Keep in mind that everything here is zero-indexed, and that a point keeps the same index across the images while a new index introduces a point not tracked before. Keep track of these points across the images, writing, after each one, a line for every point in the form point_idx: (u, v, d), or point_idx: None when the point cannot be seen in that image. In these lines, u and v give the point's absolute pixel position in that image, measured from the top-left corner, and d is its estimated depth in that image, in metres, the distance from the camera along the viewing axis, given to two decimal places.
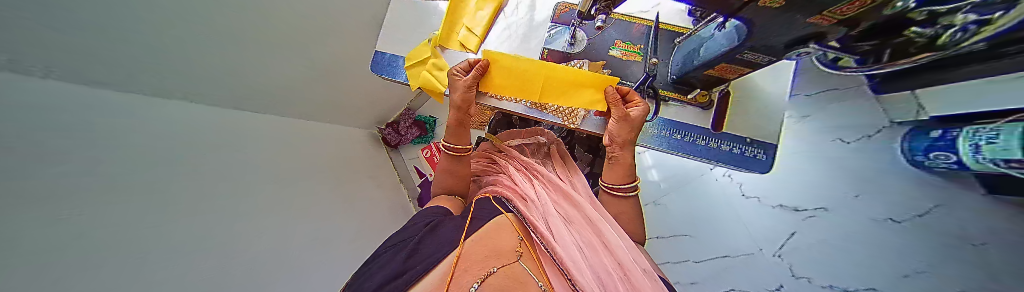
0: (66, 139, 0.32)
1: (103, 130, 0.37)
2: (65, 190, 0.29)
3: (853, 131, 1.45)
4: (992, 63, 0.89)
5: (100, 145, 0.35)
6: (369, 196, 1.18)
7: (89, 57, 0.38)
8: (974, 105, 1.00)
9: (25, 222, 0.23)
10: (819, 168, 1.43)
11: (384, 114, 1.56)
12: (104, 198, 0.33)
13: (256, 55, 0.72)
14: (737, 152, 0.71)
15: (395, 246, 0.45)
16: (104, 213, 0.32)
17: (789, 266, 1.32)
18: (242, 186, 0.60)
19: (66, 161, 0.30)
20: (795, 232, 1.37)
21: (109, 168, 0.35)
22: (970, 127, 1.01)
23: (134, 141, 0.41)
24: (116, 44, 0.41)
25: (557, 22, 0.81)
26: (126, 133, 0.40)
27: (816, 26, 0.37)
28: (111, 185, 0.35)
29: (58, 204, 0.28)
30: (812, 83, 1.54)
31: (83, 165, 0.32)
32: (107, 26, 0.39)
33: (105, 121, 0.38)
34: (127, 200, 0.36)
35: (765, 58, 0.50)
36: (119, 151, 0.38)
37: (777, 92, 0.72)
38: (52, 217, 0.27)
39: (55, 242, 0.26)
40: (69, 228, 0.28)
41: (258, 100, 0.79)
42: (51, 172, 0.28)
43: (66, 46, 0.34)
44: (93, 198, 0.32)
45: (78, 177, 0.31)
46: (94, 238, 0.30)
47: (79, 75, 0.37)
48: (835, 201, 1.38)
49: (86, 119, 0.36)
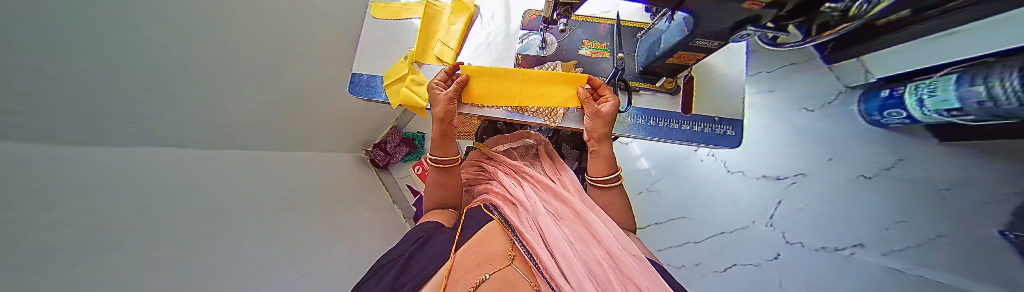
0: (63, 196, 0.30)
1: (105, 167, 0.37)
2: (62, 242, 0.28)
3: (814, 100, 1.55)
4: (933, 22, 0.99)
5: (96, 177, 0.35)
6: (363, 222, 1.14)
7: (107, 93, 0.37)
8: (921, 61, 1.08)
9: (28, 260, 0.23)
10: (793, 136, 1.53)
11: (370, 135, 1.54)
12: (100, 236, 0.32)
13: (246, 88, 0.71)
14: (708, 131, 0.75)
15: (386, 266, 0.44)
16: (99, 255, 0.32)
17: (782, 234, 1.39)
18: (237, 218, 0.59)
19: (70, 197, 0.31)
20: (781, 201, 1.44)
21: (109, 207, 0.35)
22: (912, 83, 1.11)
23: (129, 193, 0.39)
24: (124, 96, 0.40)
25: (527, 29, 0.85)
26: (124, 181, 0.39)
27: (751, 9, 0.41)
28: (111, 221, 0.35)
29: (61, 239, 0.28)
30: (772, 59, 1.66)
31: (83, 203, 0.32)
32: (119, 69, 0.39)
33: (109, 162, 0.38)
34: (124, 237, 0.36)
35: (714, 43, 0.54)
36: (115, 197, 0.37)
37: (734, 72, 0.78)
38: (51, 254, 0.26)
39: (55, 281, 0.25)
40: (69, 264, 0.28)
41: (260, 128, 0.80)
42: (56, 206, 0.28)
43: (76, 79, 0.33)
44: (85, 262, 0.30)
45: (81, 210, 0.31)
46: (93, 276, 0.30)
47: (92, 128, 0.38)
48: (811, 165, 1.46)
49: (102, 160, 0.37)
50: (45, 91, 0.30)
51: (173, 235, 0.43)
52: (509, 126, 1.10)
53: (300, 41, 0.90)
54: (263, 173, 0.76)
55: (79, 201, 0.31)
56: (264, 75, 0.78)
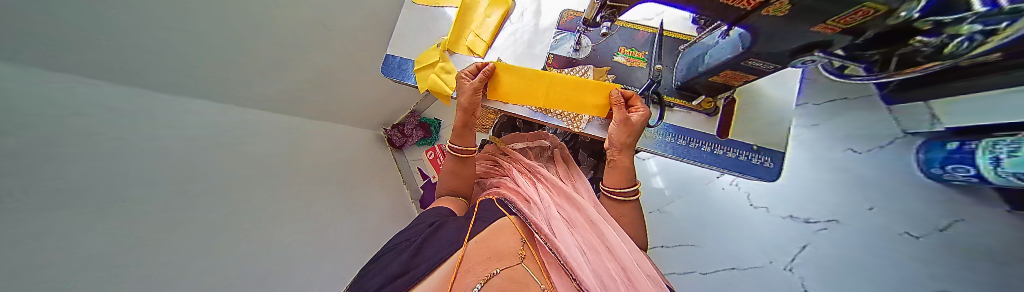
0: (71, 149, 0.30)
1: (123, 118, 0.38)
2: (62, 200, 0.28)
3: (864, 141, 1.41)
4: (989, 76, 0.91)
5: (112, 125, 0.36)
6: (371, 199, 1.17)
7: (114, 47, 0.37)
8: (989, 117, 0.98)
9: (26, 220, 0.24)
10: (831, 178, 1.39)
11: (391, 116, 1.59)
12: (105, 186, 0.34)
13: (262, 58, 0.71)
14: (743, 159, 0.70)
15: (398, 246, 0.45)
16: (102, 204, 0.33)
17: (800, 280, 1.30)
18: (240, 182, 0.61)
19: (81, 143, 0.32)
20: (805, 246, 1.33)
21: (117, 161, 0.36)
22: (987, 139, 0.99)
23: (136, 150, 0.39)
24: (129, 48, 0.40)
25: (562, 29, 0.84)
26: (136, 138, 0.40)
27: (823, 35, 0.38)
28: (120, 172, 0.36)
29: (62, 184, 0.28)
30: (821, 92, 1.52)
31: (92, 151, 0.33)
32: (135, 24, 0.39)
33: (127, 115, 0.39)
34: (125, 189, 0.36)
35: (769, 66, 0.50)
36: (125, 153, 0.38)
37: (782, 98, 0.72)
38: (48, 199, 0.27)
39: (46, 227, 0.26)
40: (67, 210, 0.29)
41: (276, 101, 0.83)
42: (63, 154, 0.29)
43: (86, 28, 0.33)
44: (92, 218, 0.31)
45: (88, 157, 0.32)
46: (87, 226, 0.31)
47: (105, 72, 0.37)
48: (848, 213, 1.33)
49: (122, 110, 0.39)
50: (59, 39, 0.30)
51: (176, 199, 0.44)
52: (528, 126, 1.10)
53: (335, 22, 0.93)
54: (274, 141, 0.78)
55: (90, 157, 0.32)
56: (289, 45, 0.79)
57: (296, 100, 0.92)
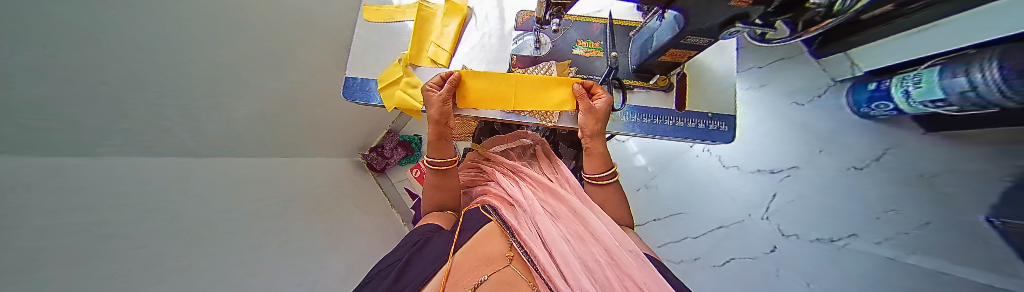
0: (54, 194, 0.29)
1: (91, 161, 0.36)
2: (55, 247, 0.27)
3: (805, 93, 1.58)
4: (905, 18, 1.06)
5: (92, 178, 0.34)
6: (357, 227, 1.11)
7: (113, 91, 0.38)
8: (905, 54, 1.12)
9: (19, 251, 0.23)
10: (785, 129, 1.56)
11: (366, 139, 1.52)
12: (92, 234, 0.32)
13: (241, 87, 0.69)
14: (702, 126, 0.76)
15: (380, 273, 0.43)
16: (89, 256, 0.30)
17: (778, 227, 1.39)
18: (229, 223, 0.58)
19: (62, 191, 0.30)
20: (776, 194, 1.47)
21: (96, 211, 0.34)
22: (898, 75, 1.14)
23: (121, 196, 0.38)
24: (126, 87, 0.40)
25: (521, 29, 0.86)
26: (113, 184, 0.37)
27: (739, 7, 0.42)
28: (97, 221, 0.33)
29: (47, 236, 0.26)
30: (762, 55, 1.69)
31: (74, 200, 0.31)
32: (120, 59, 0.38)
33: (104, 166, 0.37)
34: (116, 220, 0.35)
35: (704, 40, 0.55)
36: (111, 203, 0.36)
37: (724, 66, 0.79)
38: (40, 250, 0.25)
39: (44, 272, 0.25)
40: (63, 259, 0.27)
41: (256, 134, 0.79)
42: (42, 194, 0.27)
43: (93, 71, 0.34)
44: (92, 265, 0.30)
45: (67, 208, 0.30)
46: (89, 271, 0.29)
47: (108, 120, 0.38)
48: (805, 159, 1.48)
49: (104, 164, 0.37)
50: (56, 39, 0.29)
51: (171, 241, 0.43)
52: (506, 127, 1.10)
53: (296, 46, 0.90)
54: (256, 177, 0.75)
55: (72, 206, 0.31)
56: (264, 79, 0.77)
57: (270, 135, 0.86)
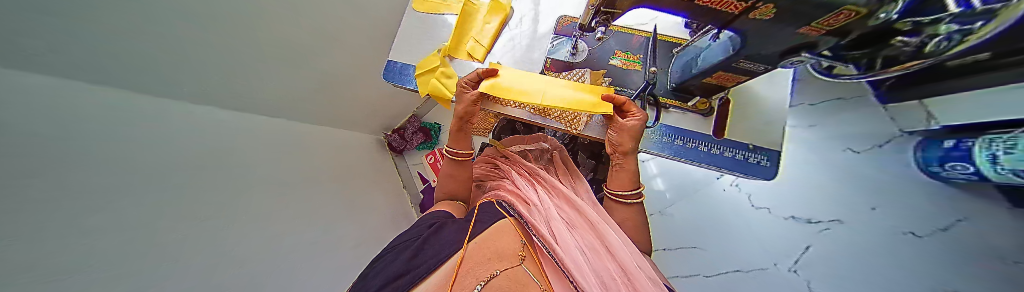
0: (58, 148, 0.31)
1: (95, 118, 0.38)
2: (62, 213, 0.28)
3: (862, 141, 1.42)
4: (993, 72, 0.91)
5: (101, 124, 0.38)
6: (372, 204, 1.17)
7: (78, 43, 0.37)
8: (988, 115, 0.98)
9: (20, 215, 0.23)
10: (835, 178, 1.40)
11: (391, 121, 1.59)
12: (94, 194, 0.33)
13: (249, 57, 0.71)
14: (740, 158, 0.71)
15: (398, 246, 0.46)
16: (112, 197, 0.35)
17: (807, 283, 1.25)
18: (244, 189, 0.61)
19: (64, 152, 0.31)
20: (810, 246, 1.32)
21: (117, 162, 0.37)
22: (983, 137, 0.99)
23: (132, 155, 0.40)
24: (102, 48, 0.40)
25: (560, 34, 0.87)
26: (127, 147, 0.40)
27: (808, 36, 0.40)
28: (99, 198, 0.33)
29: (68, 187, 0.30)
30: (820, 91, 1.52)
31: (78, 165, 0.32)
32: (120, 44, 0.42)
33: (124, 120, 0.42)
34: (129, 181, 0.38)
35: (759, 66, 0.52)
36: (117, 163, 0.37)
37: (776, 98, 0.74)
38: (47, 215, 0.26)
39: (48, 238, 0.25)
40: (68, 222, 0.28)
41: (271, 104, 0.85)
42: (50, 159, 0.29)
43: (99, 57, 0.40)
44: (91, 230, 0.31)
45: (79, 164, 0.32)
46: (88, 232, 0.30)
47: (68, 67, 0.37)
48: (850, 212, 1.33)
49: (118, 117, 0.42)
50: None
51: (185, 209, 0.46)
52: (527, 128, 1.12)
53: (334, 19, 0.95)
54: (269, 141, 0.79)
55: (75, 163, 0.32)
56: (286, 53, 0.83)
57: (282, 104, 0.89)
